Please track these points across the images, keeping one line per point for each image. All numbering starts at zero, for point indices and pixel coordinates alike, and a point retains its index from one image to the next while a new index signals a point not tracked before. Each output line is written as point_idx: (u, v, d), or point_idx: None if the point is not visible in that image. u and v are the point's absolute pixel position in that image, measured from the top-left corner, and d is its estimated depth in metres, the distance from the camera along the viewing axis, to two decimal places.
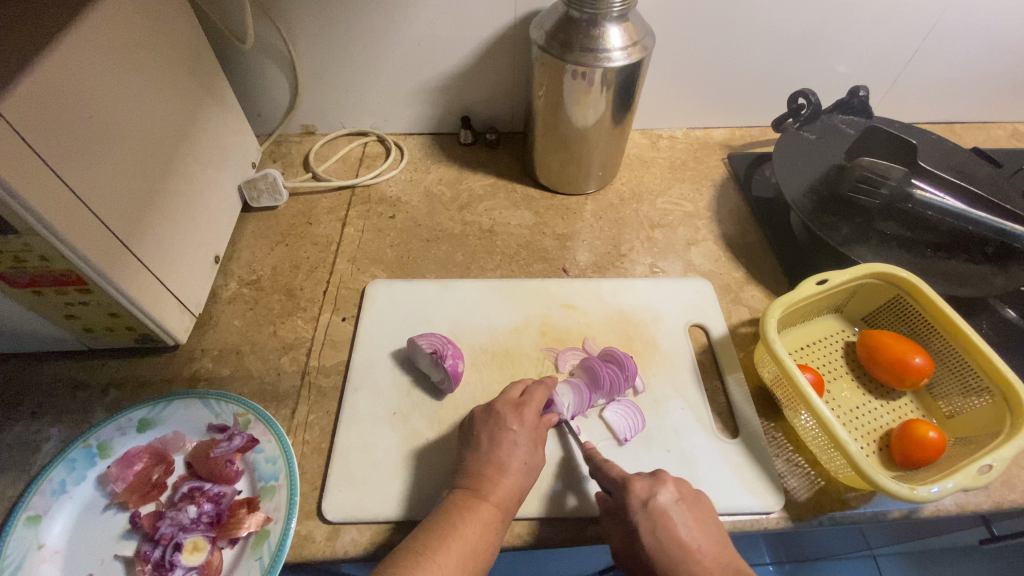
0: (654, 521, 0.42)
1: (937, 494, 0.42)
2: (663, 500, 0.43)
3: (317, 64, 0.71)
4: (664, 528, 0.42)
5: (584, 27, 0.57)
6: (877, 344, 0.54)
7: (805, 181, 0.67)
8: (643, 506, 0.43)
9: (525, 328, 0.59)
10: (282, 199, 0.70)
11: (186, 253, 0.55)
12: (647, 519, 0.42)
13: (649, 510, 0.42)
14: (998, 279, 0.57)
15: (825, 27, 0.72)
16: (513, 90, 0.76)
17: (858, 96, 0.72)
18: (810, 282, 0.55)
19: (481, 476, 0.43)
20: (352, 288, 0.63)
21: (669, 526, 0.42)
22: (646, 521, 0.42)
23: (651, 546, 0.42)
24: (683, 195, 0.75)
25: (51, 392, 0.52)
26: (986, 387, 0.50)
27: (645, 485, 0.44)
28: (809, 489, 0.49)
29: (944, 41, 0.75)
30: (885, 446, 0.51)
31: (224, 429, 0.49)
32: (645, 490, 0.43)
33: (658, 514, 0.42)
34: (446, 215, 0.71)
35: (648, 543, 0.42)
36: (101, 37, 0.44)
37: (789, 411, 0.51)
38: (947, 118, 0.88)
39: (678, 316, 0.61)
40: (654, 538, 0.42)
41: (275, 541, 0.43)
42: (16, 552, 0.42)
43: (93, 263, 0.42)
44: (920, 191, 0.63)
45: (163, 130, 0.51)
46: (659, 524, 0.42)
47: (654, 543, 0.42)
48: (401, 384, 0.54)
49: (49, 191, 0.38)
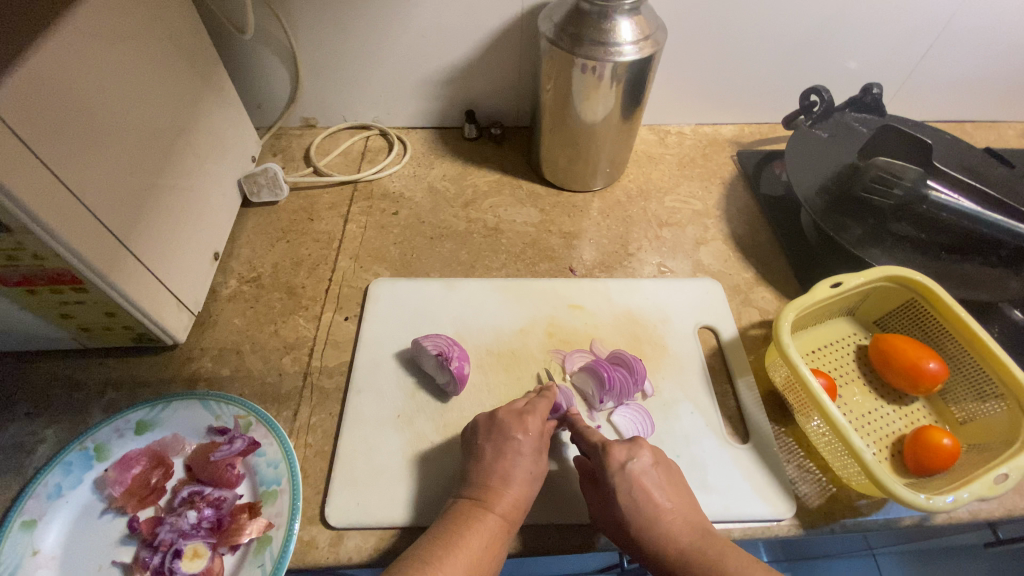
0: (629, 483, 0.43)
1: (952, 504, 0.41)
2: (638, 466, 0.43)
3: (319, 56, 0.70)
4: (639, 491, 0.42)
5: (594, 20, 0.55)
6: (891, 348, 0.53)
7: (817, 179, 0.66)
8: (620, 468, 0.43)
9: (532, 330, 0.58)
10: (283, 193, 0.68)
11: (184, 250, 0.53)
12: (624, 481, 0.43)
13: (626, 473, 0.43)
14: (1013, 283, 0.56)
15: (837, 23, 0.71)
16: (520, 83, 0.75)
17: (871, 94, 0.70)
18: (823, 285, 0.53)
19: (486, 484, 0.42)
20: (355, 287, 0.61)
21: (645, 491, 0.42)
22: (622, 483, 0.42)
23: (626, 508, 0.42)
24: (691, 193, 0.74)
25: (47, 392, 0.51)
26: (1000, 393, 0.49)
27: (623, 449, 0.44)
28: (820, 495, 0.48)
29: (958, 39, 0.74)
30: (897, 452, 0.50)
31: (224, 431, 0.48)
32: (623, 453, 0.44)
33: (634, 478, 0.43)
34: (449, 212, 0.70)
35: (623, 504, 0.42)
36: (96, 26, 0.42)
37: (801, 416, 0.50)
38: (959, 116, 0.87)
39: (687, 318, 0.60)
40: (629, 498, 0.42)
41: (278, 548, 0.42)
42: (12, 557, 0.41)
43: (88, 260, 0.41)
44: (935, 192, 0.62)
45: (159, 123, 0.49)
46: (634, 487, 0.42)
47: (628, 505, 0.42)
48: (405, 386, 0.53)
49: (41, 186, 0.37)
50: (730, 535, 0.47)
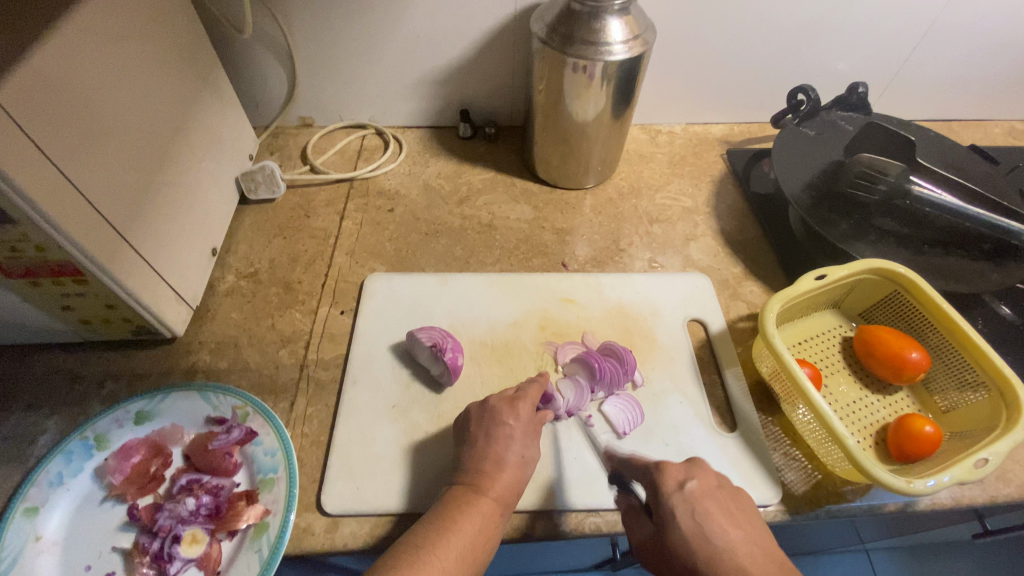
0: (690, 506, 0.39)
1: (932, 487, 0.43)
2: (699, 487, 0.40)
3: (315, 56, 0.71)
4: (702, 516, 0.38)
5: (585, 20, 0.57)
6: (874, 339, 0.54)
7: (803, 177, 0.67)
8: (678, 488, 0.40)
9: (525, 323, 0.59)
10: (280, 191, 0.69)
11: (183, 245, 0.54)
12: (683, 503, 0.39)
13: (684, 495, 0.40)
14: (994, 275, 0.58)
15: (823, 24, 0.72)
16: (513, 83, 0.76)
17: (857, 92, 0.72)
18: (808, 277, 0.55)
19: (479, 469, 0.43)
20: (351, 282, 0.62)
21: (707, 513, 0.39)
22: (682, 506, 0.39)
23: (689, 532, 0.38)
24: (682, 190, 0.75)
25: (48, 384, 0.52)
26: (981, 382, 0.50)
27: (680, 470, 0.42)
28: (806, 483, 0.49)
29: (942, 40, 0.76)
30: (881, 440, 0.52)
31: (222, 421, 0.49)
32: (680, 473, 0.41)
33: (695, 500, 0.39)
34: (444, 209, 0.71)
35: (686, 529, 0.38)
36: (98, 25, 0.43)
37: (787, 405, 0.52)
38: (945, 115, 0.88)
39: (676, 311, 0.61)
40: (693, 524, 0.38)
41: (274, 534, 0.43)
42: (15, 543, 0.42)
43: (89, 253, 0.42)
44: (919, 187, 0.63)
45: (159, 120, 0.51)
46: (698, 512, 0.39)
47: (692, 529, 0.38)
48: (400, 377, 0.54)
49: (45, 180, 0.38)
50: None
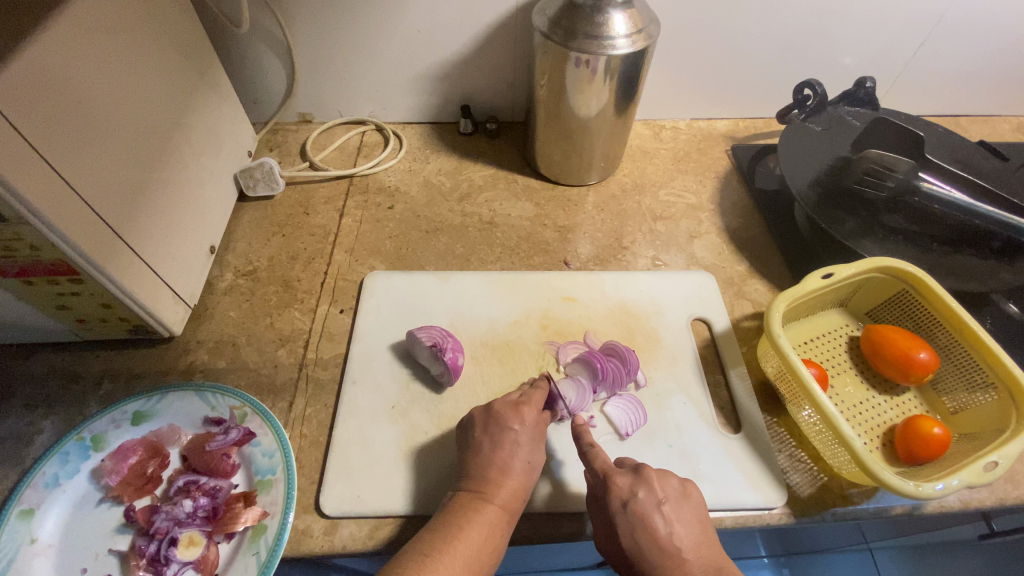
0: (632, 525, 0.40)
1: (942, 491, 0.42)
2: (642, 502, 0.41)
3: (316, 51, 0.70)
4: (642, 534, 0.40)
5: (587, 13, 0.56)
6: (883, 339, 0.53)
7: (810, 173, 0.66)
8: (622, 507, 0.41)
9: (526, 322, 0.58)
10: (279, 188, 0.68)
11: (179, 243, 0.53)
12: (626, 521, 0.40)
13: (628, 513, 0.40)
14: (1005, 274, 0.57)
15: (831, 17, 0.71)
16: (515, 78, 0.75)
17: (864, 87, 0.70)
18: (815, 275, 0.54)
19: (484, 476, 0.43)
20: (350, 280, 0.62)
21: (650, 529, 0.40)
22: (624, 523, 0.40)
23: (632, 547, 0.40)
24: (685, 187, 0.74)
25: (45, 383, 0.51)
26: (991, 383, 0.49)
27: (626, 484, 0.41)
28: (811, 485, 0.48)
29: (953, 33, 0.74)
30: (888, 442, 0.51)
31: (219, 422, 0.48)
32: (625, 489, 0.41)
33: (638, 517, 0.40)
34: (444, 206, 0.70)
35: (626, 545, 0.40)
36: (92, 20, 0.42)
37: (793, 406, 0.51)
38: (953, 110, 0.87)
39: (680, 310, 0.60)
40: (632, 541, 0.40)
41: (272, 536, 0.42)
42: (10, 544, 0.41)
43: (85, 253, 0.41)
44: (927, 184, 0.61)
45: (155, 117, 0.50)
46: (638, 530, 0.40)
47: (631, 544, 0.40)
48: (399, 377, 0.53)
49: (38, 179, 0.37)
50: (722, 524, 0.47)
